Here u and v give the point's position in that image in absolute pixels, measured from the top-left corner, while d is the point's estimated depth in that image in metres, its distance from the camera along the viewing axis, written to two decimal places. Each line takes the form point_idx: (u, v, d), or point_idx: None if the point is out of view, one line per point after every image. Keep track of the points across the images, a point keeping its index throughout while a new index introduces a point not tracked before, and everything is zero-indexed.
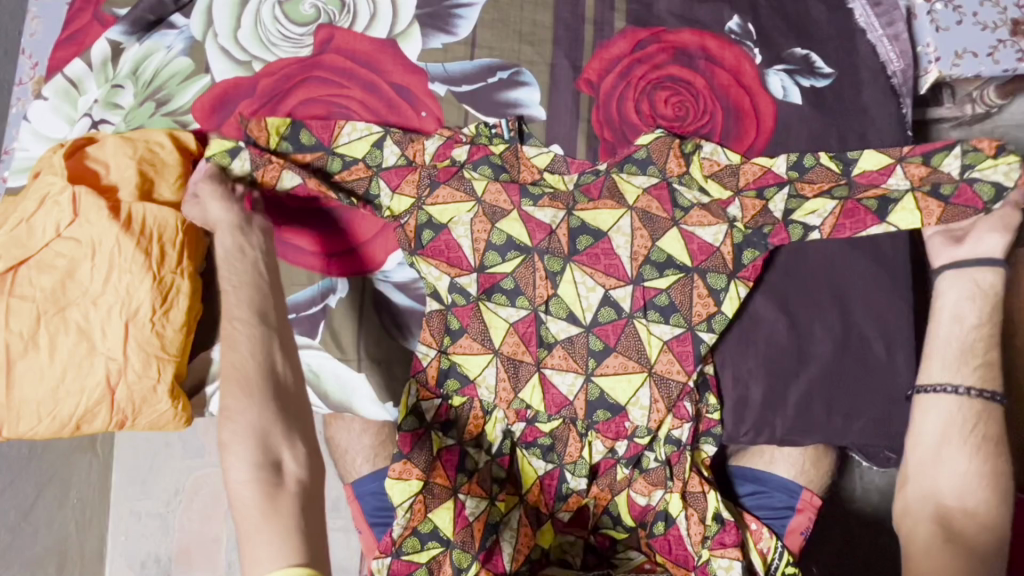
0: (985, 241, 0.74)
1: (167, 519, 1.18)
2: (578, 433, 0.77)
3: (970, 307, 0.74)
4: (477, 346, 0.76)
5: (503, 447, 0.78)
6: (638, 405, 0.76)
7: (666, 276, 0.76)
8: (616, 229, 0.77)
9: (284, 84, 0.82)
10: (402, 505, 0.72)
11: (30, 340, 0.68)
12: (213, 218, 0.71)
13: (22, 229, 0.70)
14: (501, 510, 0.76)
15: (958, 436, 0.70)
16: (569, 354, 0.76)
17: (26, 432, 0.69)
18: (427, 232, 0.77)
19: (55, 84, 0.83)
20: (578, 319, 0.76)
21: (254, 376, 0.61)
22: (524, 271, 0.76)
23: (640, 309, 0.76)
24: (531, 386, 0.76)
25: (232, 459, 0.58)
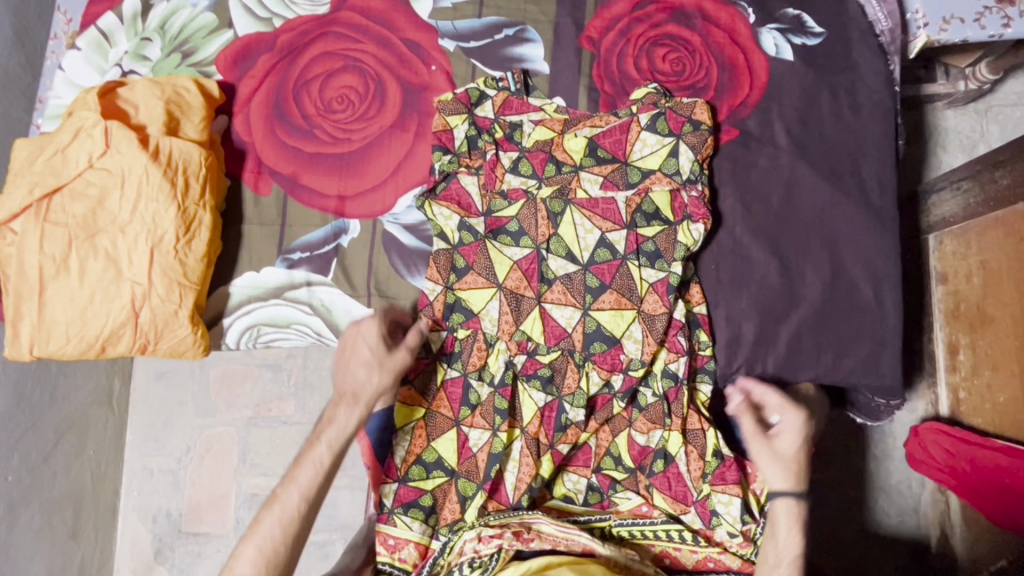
0: (784, 442, 0.76)
1: (178, 474, 1.24)
2: (575, 364, 0.80)
3: (787, 547, 0.72)
4: (481, 280, 0.80)
5: (505, 378, 0.80)
6: (632, 338, 0.79)
7: (653, 225, 0.80)
8: (598, 173, 0.81)
9: (303, 39, 0.87)
10: (404, 428, 0.79)
11: (62, 263, 0.73)
12: (367, 390, 0.71)
13: (58, 159, 0.74)
14: (504, 441, 0.78)
15: None
16: (568, 290, 0.80)
17: (55, 352, 0.73)
18: (441, 181, 0.83)
19: (89, 36, 0.89)
20: (576, 258, 0.80)
21: (273, 555, 0.63)
22: (527, 213, 0.81)
23: (633, 252, 0.80)
24: (532, 318, 0.80)
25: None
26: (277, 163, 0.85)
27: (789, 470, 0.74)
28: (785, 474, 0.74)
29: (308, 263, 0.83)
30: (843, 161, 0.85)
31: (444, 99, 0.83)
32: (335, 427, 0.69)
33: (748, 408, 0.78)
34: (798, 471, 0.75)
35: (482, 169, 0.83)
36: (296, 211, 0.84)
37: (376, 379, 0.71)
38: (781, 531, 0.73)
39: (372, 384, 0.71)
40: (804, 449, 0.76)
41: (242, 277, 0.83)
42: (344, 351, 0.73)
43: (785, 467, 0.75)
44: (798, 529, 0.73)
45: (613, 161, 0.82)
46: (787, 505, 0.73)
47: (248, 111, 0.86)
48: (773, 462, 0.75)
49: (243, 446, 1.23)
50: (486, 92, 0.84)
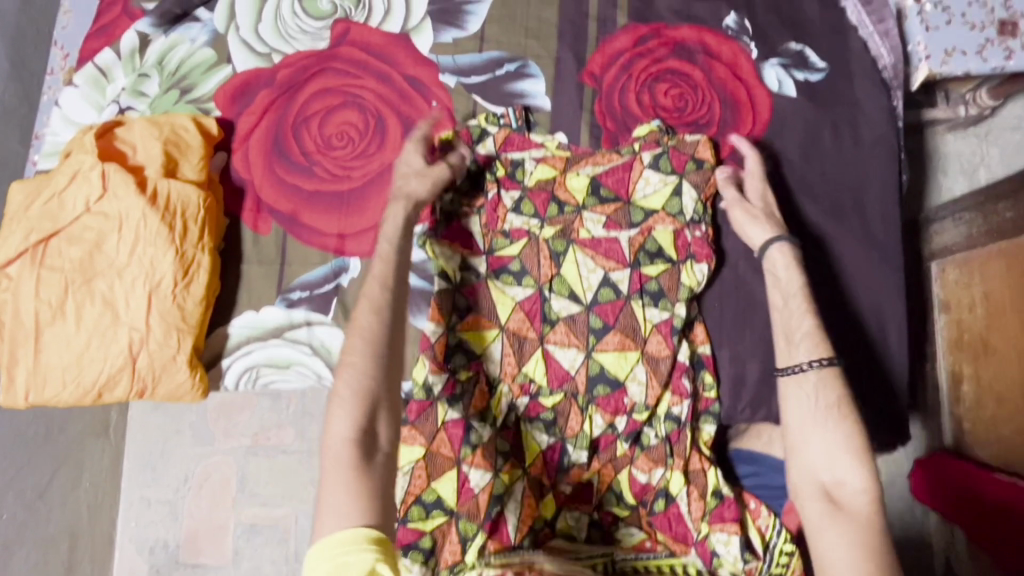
0: (755, 188, 0.80)
1: (175, 505, 1.19)
2: (578, 407, 0.79)
3: (789, 283, 0.76)
4: (483, 321, 0.80)
5: (508, 420, 0.80)
6: (636, 380, 0.78)
7: (657, 264, 0.80)
8: (601, 212, 0.81)
9: (302, 75, 0.86)
10: (403, 469, 0.76)
11: (58, 309, 0.72)
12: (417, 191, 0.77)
13: (54, 203, 0.73)
14: (505, 481, 0.78)
15: (810, 413, 0.71)
16: (571, 331, 0.79)
17: (51, 398, 0.72)
18: (444, 219, 0.82)
19: (86, 73, 0.88)
20: (579, 298, 0.80)
21: (376, 346, 0.69)
22: (529, 252, 0.81)
23: (637, 292, 0.79)
24: (535, 359, 0.79)
25: (340, 407, 0.66)
26: (276, 201, 0.84)
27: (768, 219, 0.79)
28: (766, 225, 0.78)
29: (309, 303, 0.82)
30: (845, 196, 0.84)
31: (448, 139, 0.83)
32: (392, 221, 0.76)
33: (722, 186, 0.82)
34: (775, 219, 0.79)
35: (484, 208, 0.82)
36: (296, 250, 0.83)
37: (422, 183, 0.78)
38: (780, 270, 0.77)
39: (418, 188, 0.77)
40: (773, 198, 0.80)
41: (241, 317, 0.82)
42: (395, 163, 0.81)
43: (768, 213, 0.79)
44: (795, 264, 0.77)
45: (616, 201, 0.81)
46: (780, 247, 0.77)
47: (247, 148, 0.85)
48: (754, 221, 0.79)
49: (241, 475, 1.20)
50: (489, 131, 0.84)
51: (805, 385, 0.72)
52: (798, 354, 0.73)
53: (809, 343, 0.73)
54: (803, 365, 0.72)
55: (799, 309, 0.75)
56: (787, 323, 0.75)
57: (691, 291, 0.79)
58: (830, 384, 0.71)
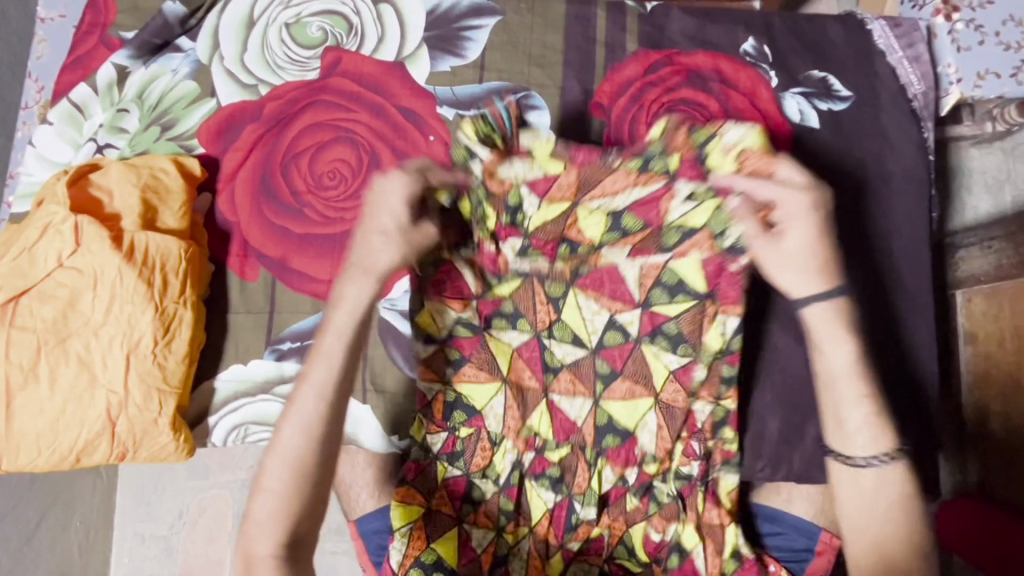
0: (798, 228, 0.61)
1: (170, 541, 1.16)
2: (587, 461, 0.75)
3: (839, 360, 0.62)
4: (483, 373, 0.73)
5: (511, 478, 0.74)
6: (646, 429, 0.74)
7: (677, 301, 0.71)
8: (620, 245, 0.71)
9: (291, 108, 0.81)
10: (399, 531, 0.70)
11: (30, 372, 0.67)
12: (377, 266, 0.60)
13: (25, 258, 0.68)
14: (509, 541, 0.74)
15: (871, 500, 0.61)
16: (576, 378, 0.75)
17: (25, 465, 0.68)
18: (429, 268, 0.68)
19: (61, 108, 0.83)
20: (583, 342, 0.74)
21: (301, 466, 0.57)
22: (523, 294, 0.73)
23: (647, 334, 0.73)
24: (539, 411, 0.75)
25: (257, 529, 0.56)
26: (264, 244, 0.79)
27: (816, 271, 0.62)
28: (814, 279, 0.62)
29: (300, 354, 0.77)
30: (872, 238, 0.79)
31: (451, 184, 0.64)
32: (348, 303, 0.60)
33: (755, 207, 0.63)
34: (822, 261, 0.62)
35: (481, 258, 0.70)
36: (285, 297, 0.78)
37: (394, 251, 0.61)
38: (825, 340, 0.62)
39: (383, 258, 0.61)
40: (822, 238, 0.61)
41: (228, 370, 0.77)
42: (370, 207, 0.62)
43: (814, 269, 0.62)
44: (843, 329, 0.62)
45: (642, 227, 0.70)
46: (818, 314, 0.62)
47: (233, 188, 0.80)
48: (794, 266, 0.62)
49: (238, 508, 1.16)
50: (476, 150, 0.64)
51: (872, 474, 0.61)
52: (854, 441, 0.62)
53: (868, 433, 0.61)
54: (862, 458, 0.62)
55: (850, 398, 0.62)
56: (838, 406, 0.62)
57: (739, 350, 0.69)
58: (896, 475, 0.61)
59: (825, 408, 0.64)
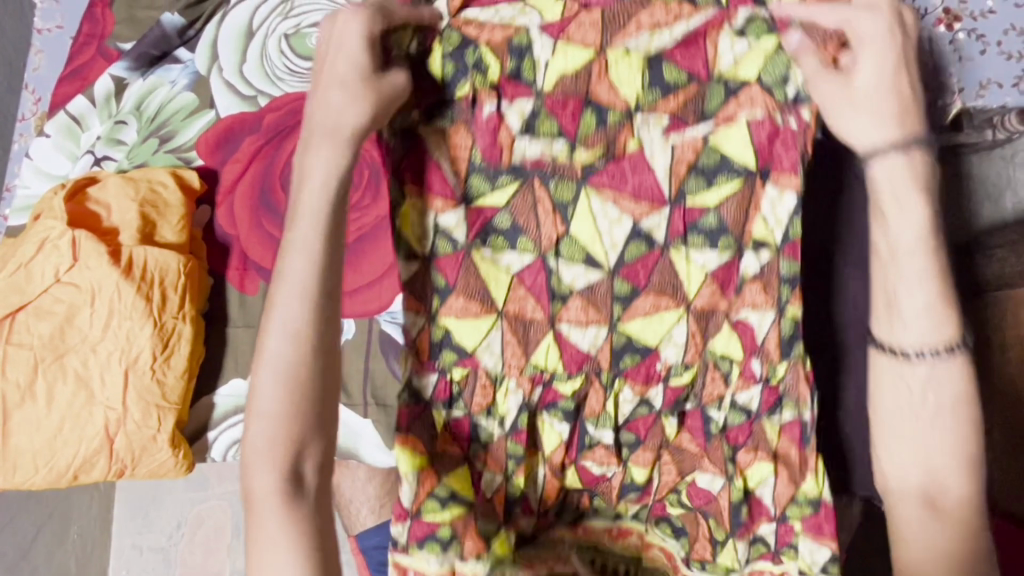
0: (867, 60, 0.48)
1: (168, 553, 1.14)
2: (602, 386, 0.58)
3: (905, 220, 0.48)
4: (474, 306, 0.56)
5: (518, 422, 0.58)
6: (672, 341, 0.57)
7: (718, 185, 0.54)
8: (661, 109, 0.54)
9: (290, 119, 0.80)
10: (408, 475, 0.55)
11: (27, 389, 0.66)
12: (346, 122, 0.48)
13: (21, 274, 0.68)
14: (519, 488, 0.60)
15: (910, 407, 0.49)
16: (591, 303, 0.56)
17: (23, 483, 0.67)
18: (399, 140, 0.54)
19: (58, 120, 0.82)
20: (598, 261, 0.56)
21: (295, 374, 0.46)
22: (522, 202, 0.55)
23: (679, 237, 0.55)
24: (545, 345, 0.57)
25: (256, 459, 0.46)
26: (263, 257, 0.78)
27: (902, 116, 0.47)
28: (895, 122, 0.47)
29: None
30: None
31: (417, 26, 0.52)
32: (317, 169, 0.48)
33: (821, 40, 0.50)
34: (901, 102, 0.48)
35: (474, 130, 0.54)
36: None
37: (365, 108, 0.48)
38: (900, 196, 0.48)
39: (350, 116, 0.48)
40: (903, 68, 0.48)
41: (228, 386, 0.76)
42: (329, 51, 0.49)
43: (892, 117, 0.47)
44: (922, 187, 0.48)
45: (687, 86, 0.53)
46: (895, 164, 0.47)
47: (232, 201, 0.79)
48: (864, 107, 0.48)
49: (236, 520, 1.14)
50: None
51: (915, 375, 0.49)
52: (902, 326, 0.49)
53: (923, 322, 0.48)
54: (912, 350, 0.48)
55: (917, 273, 0.47)
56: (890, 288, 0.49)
57: (799, 237, 0.53)
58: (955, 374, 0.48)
59: (873, 285, 0.50)
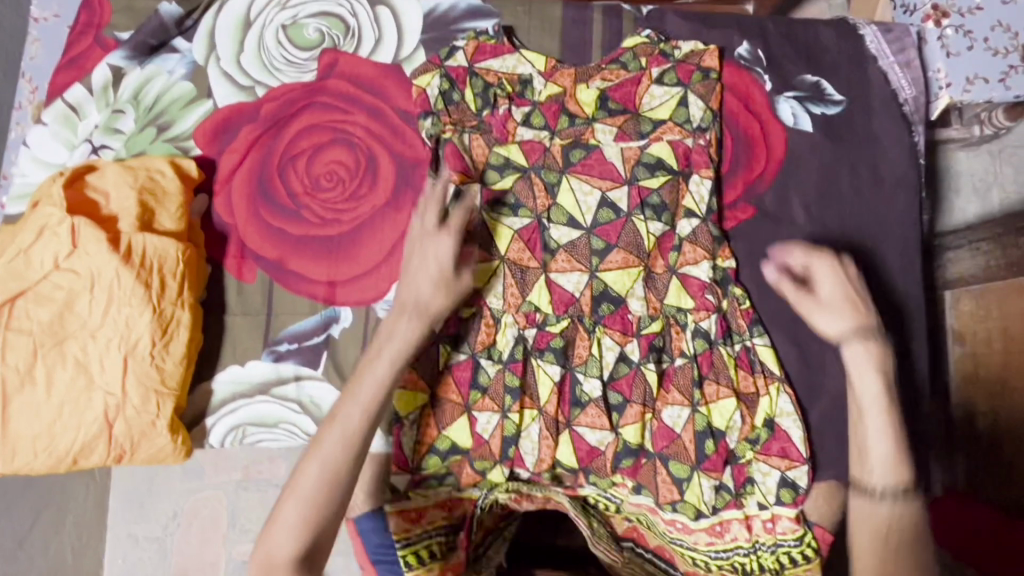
0: (825, 282, 0.74)
1: (165, 543, 1.11)
2: (586, 331, 0.76)
3: (866, 390, 0.69)
4: (482, 254, 0.77)
5: (515, 353, 0.75)
6: (637, 295, 0.76)
7: (657, 176, 0.77)
8: (610, 123, 0.79)
9: (287, 110, 0.81)
10: (409, 418, 0.74)
11: (27, 374, 0.67)
12: (423, 299, 0.70)
13: (20, 260, 0.68)
14: (516, 425, 0.74)
15: (875, 536, 0.65)
16: (572, 256, 0.77)
17: (22, 467, 0.67)
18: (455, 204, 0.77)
19: (55, 109, 0.82)
20: (579, 223, 0.77)
21: (333, 472, 0.62)
22: (523, 186, 0.78)
23: (637, 207, 0.77)
24: (538, 288, 0.76)
25: (282, 529, 0.61)
26: (261, 246, 0.79)
27: (848, 312, 0.72)
28: (849, 318, 0.71)
29: (297, 356, 0.77)
30: (866, 243, 0.80)
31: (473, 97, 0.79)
32: (396, 340, 0.68)
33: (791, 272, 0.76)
34: (853, 305, 0.72)
35: (491, 124, 0.80)
36: (283, 299, 0.78)
37: (440, 297, 0.70)
38: (859, 371, 0.70)
39: (427, 294, 0.70)
40: (852, 287, 0.73)
41: (225, 372, 0.77)
42: (414, 253, 0.72)
43: (855, 327, 0.71)
44: (874, 371, 0.70)
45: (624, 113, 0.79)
46: (856, 351, 0.71)
47: (230, 191, 0.80)
48: (835, 313, 0.72)
49: (232, 510, 1.14)
50: (458, 45, 0.81)
51: (882, 509, 0.65)
52: (874, 474, 0.67)
53: (886, 468, 0.66)
54: (878, 491, 0.66)
55: (878, 428, 0.68)
56: (865, 443, 0.68)
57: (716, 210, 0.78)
58: (906, 517, 0.65)
59: (851, 439, 0.70)
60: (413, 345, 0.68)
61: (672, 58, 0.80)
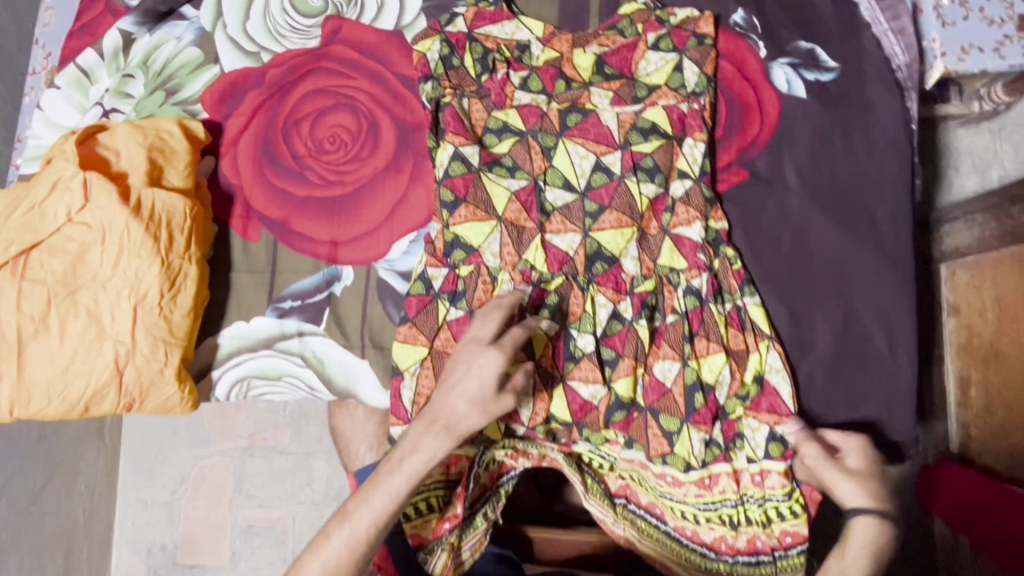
0: (845, 487, 0.68)
1: (172, 506, 1.19)
2: (580, 288, 0.78)
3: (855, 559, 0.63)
4: (480, 214, 0.78)
5: None
6: (630, 255, 0.78)
7: (651, 141, 0.79)
8: (607, 88, 0.81)
9: (292, 75, 0.83)
10: (409, 370, 0.76)
11: (41, 322, 0.70)
12: (459, 422, 0.65)
13: (35, 213, 0.71)
14: None
15: None
16: (567, 218, 0.79)
17: (36, 413, 0.70)
18: (455, 163, 0.78)
19: (68, 73, 0.85)
20: (573, 186, 0.79)
21: (334, 573, 0.62)
22: (521, 149, 0.80)
23: (630, 171, 0.79)
24: (534, 246, 0.77)
25: None
26: (266, 207, 0.81)
27: (867, 492, 0.67)
28: (862, 502, 0.66)
29: (300, 313, 0.80)
30: (857, 207, 0.81)
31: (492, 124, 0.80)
32: (419, 457, 0.65)
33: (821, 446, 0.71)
34: (880, 491, 0.66)
35: (490, 89, 0.82)
36: (287, 258, 0.81)
37: (474, 419, 0.65)
38: (856, 545, 0.64)
39: (466, 416, 0.65)
40: (881, 475, 0.69)
41: (231, 327, 0.80)
42: (455, 368, 0.67)
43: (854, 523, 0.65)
44: (870, 551, 0.63)
45: (620, 78, 0.81)
46: (863, 524, 0.65)
47: (236, 152, 0.82)
48: (850, 488, 0.67)
49: (238, 477, 1.18)
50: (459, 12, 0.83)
51: None
52: None
53: None
54: None
55: None
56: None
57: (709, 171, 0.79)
58: None
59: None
60: (438, 462, 0.65)
61: (668, 25, 0.82)
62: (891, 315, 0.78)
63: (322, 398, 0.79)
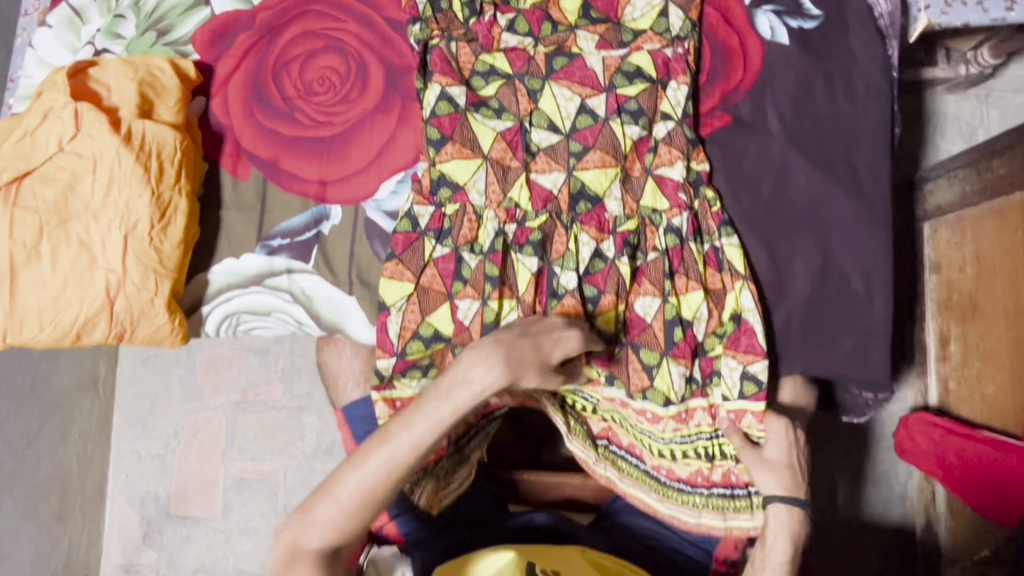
0: (764, 478, 0.74)
1: (165, 458, 1.21)
2: (563, 228, 0.79)
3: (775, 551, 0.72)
4: (466, 151, 0.79)
5: (495, 245, 0.78)
6: (613, 196, 0.79)
7: (636, 84, 0.80)
8: (592, 31, 0.82)
9: (283, 17, 0.84)
10: (396, 305, 0.78)
11: (33, 250, 0.71)
12: (524, 371, 0.67)
13: (26, 142, 0.72)
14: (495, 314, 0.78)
15: None
16: (553, 158, 0.80)
17: (29, 340, 0.71)
18: (443, 103, 0.80)
19: (60, 13, 0.86)
20: (559, 128, 0.80)
21: (370, 491, 0.63)
22: (507, 92, 0.81)
23: (615, 113, 0.79)
24: (519, 185, 0.79)
25: (314, 526, 0.63)
26: (256, 147, 0.82)
27: (782, 479, 0.73)
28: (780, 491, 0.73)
29: (288, 250, 0.81)
30: (837, 152, 0.81)
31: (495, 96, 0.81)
32: (467, 390, 0.64)
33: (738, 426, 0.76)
34: (792, 476, 0.74)
35: (478, 33, 0.83)
36: (277, 196, 0.82)
37: (536, 376, 0.68)
38: (777, 534, 0.72)
39: (532, 376, 0.68)
40: (794, 453, 0.75)
41: (222, 264, 0.82)
42: (528, 329, 0.70)
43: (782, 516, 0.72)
44: (787, 538, 0.72)
45: (606, 23, 0.82)
46: (778, 512, 0.73)
47: (227, 93, 0.83)
48: (772, 476, 0.74)
49: (231, 430, 1.20)
50: None
51: None
52: None
53: None
54: None
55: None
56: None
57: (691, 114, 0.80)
58: None
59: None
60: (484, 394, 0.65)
61: None
62: (870, 260, 0.79)
63: (311, 334, 0.81)
